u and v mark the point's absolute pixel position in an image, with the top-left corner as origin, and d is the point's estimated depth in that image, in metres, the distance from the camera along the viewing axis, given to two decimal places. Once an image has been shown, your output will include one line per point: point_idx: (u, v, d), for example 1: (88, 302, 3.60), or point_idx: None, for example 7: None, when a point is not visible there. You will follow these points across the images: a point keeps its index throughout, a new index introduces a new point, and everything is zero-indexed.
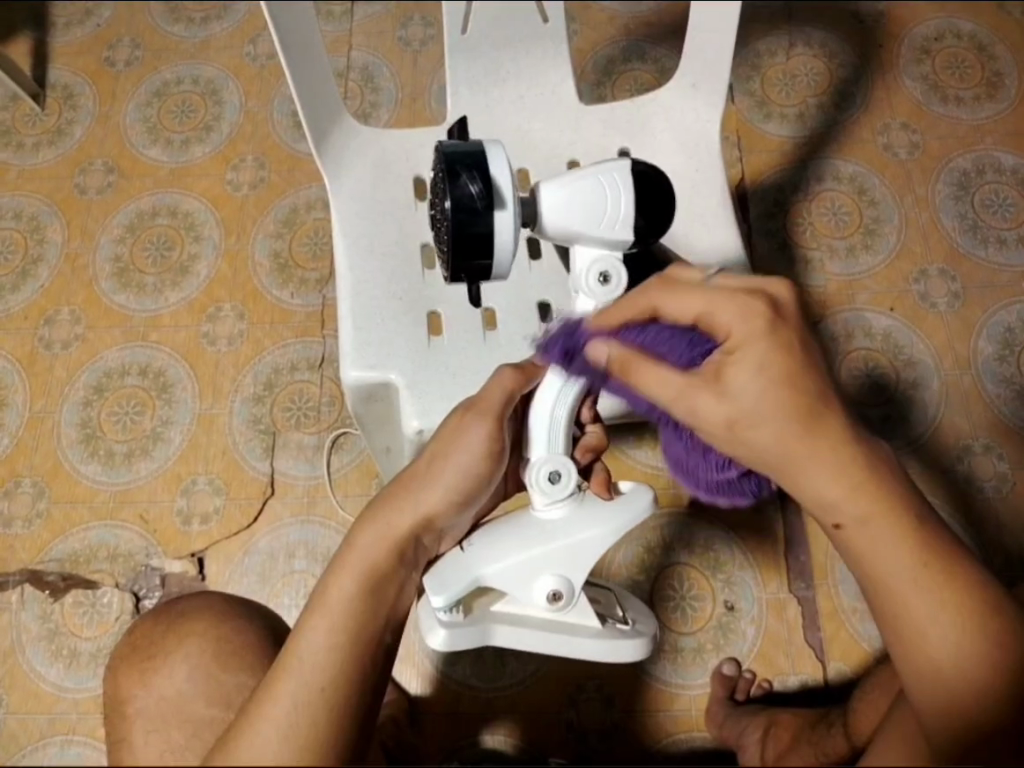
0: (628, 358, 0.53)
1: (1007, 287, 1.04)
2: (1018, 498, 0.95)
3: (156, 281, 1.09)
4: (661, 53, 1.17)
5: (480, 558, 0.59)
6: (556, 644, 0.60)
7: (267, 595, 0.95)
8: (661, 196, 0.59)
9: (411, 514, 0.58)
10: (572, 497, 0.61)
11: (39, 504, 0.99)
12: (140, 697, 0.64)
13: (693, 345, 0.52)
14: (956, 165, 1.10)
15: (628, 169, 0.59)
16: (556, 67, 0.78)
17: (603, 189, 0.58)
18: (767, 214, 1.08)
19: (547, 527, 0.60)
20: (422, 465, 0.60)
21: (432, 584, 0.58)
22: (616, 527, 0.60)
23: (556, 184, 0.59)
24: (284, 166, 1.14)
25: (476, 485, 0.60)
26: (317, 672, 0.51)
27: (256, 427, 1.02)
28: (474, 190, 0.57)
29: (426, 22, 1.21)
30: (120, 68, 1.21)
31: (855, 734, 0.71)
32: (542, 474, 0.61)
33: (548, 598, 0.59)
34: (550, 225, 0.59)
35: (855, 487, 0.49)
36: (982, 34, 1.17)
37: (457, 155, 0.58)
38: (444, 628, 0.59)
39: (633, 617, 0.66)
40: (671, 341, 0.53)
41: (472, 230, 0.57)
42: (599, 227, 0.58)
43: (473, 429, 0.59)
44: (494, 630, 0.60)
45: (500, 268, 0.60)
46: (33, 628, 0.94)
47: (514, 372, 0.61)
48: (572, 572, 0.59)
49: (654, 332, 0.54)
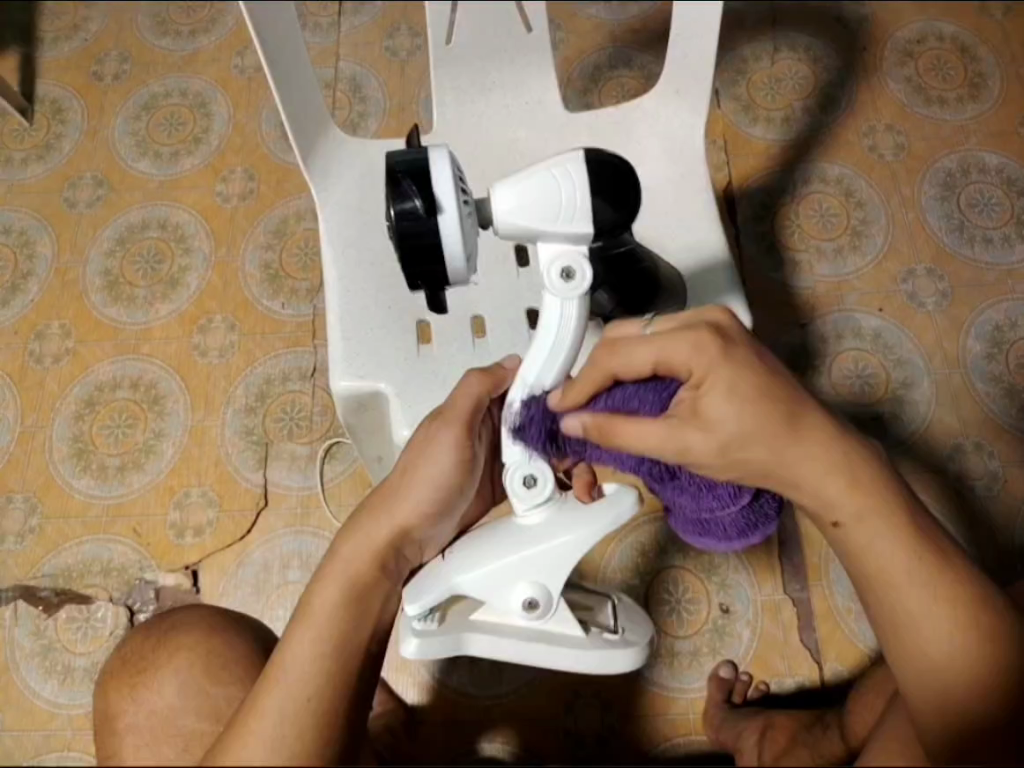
0: (606, 421, 0.51)
1: (995, 285, 1.04)
2: (1011, 495, 0.95)
3: (146, 294, 1.09)
4: (647, 60, 1.17)
5: (457, 567, 0.58)
6: (533, 653, 0.58)
7: (262, 607, 0.95)
8: (623, 183, 0.56)
9: (387, 524, 0.58)
10: (552, 502, 0.58)
11: (32, 520, 0.99)
12: (131, 713, 0.64)
13: (660, 390, 0.53)
14: (941, 165, 1.10)
15: (587, 157, 0.56)
16: (540, 76, 0.78)
17: (557, 183, 0.55)
18: (755, 217, 1.09)
19: (528, 535, 0.57)
20: (396, 477, 0.59)
21: (410, 594, 0.58)
22: (595, 531, 0.56)
23: (506, 186, 0.56)
24: (274, 177, 1.14)
25: (449, 494, 0.59)
26: (301, 687, 0.51)
27: (249, 439, 1.02)
28: (418, 204, 0.55)
29: (412, 33, 1.21)
30: (108, 82, 1.21)
31: (851, 736, 0.72)
32: (517, 480, 0.58)
33: (522, 606, 0.57)
34: (504, 225, 0.57)
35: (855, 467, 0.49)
36: (964, 36, 1.18)
37: (399, 164, 0.56)
38: (416, 638, 0.59)
39: (623, 626, 0.64)
40: (638, 394, 0.53)
41: (422, 242, 0.55)
42: (559, 223, 0.56)
43: (440, 437, 0.59)
44: (469, 640, 0.58)
45: (458, 275, 0.58)
46: (26, 645, 0.94)
47: (483, 376, 0.60)
48: (548, 579, 0.57)
49: (622, 393, 0.54)
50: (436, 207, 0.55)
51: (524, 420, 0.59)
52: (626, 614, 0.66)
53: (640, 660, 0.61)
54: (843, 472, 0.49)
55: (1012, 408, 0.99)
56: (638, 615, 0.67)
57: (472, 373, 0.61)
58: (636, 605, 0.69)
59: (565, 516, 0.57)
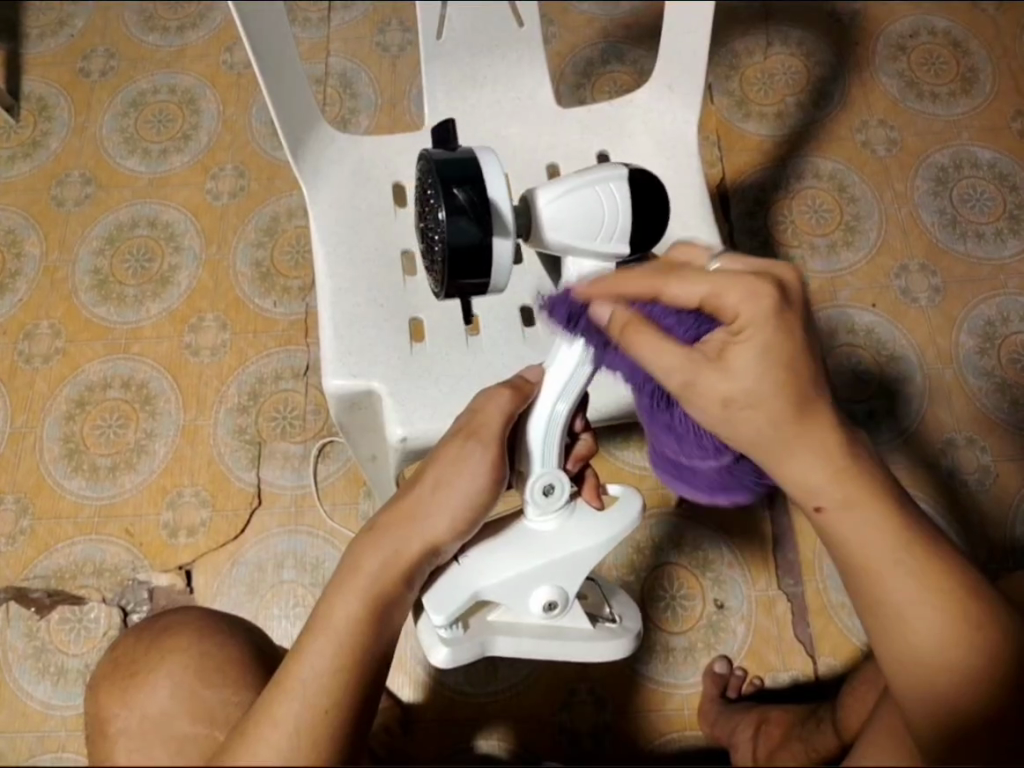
0: (633, 322, 0.50)
1: (987, 281, 1.05)
2: (1003, 490, 0.96)
3: (137, 292, 1.08)
4: (639, 55, 1.17)
5: (479, 574, 0.60)
6: (547, 647, 0.63)
7: (256, 607, 0.95)
8: (657, 206, 0.56)
9: (416, 541, 0.58)
10: (566, 511, 0.62)
11: (23, 521, 0.98)
12: (122, 717, 0.63)
13: (700, 323, 0.49)
14: (934, 160, 1.10)
15: (629, 175, 0.55)
16: (532, 73, 0.78)
17: (600, 200, 0.54)
18: (749, 212, 1.09)
19: (547, 542, 0.61)
20: (426, 494, 0.59)
21: (433, 603, 0.59)
22: (611, 535, 0.62)
23: (551, 196, 0.54)
24: (265, 174, 1.13)
25: (478, 510, 0.60)
26: (319, 698, 0.51)
27: (241, 438, 1.01)
28: (462, 199, 0.53)
29: (403, 27, 1.21)
30: (95, 78, 1.20)
31: (843, 729, 0.72)
32: (537, 490, 0.60)
33: (542, 607, 0.62)
34: (547, 238, 0.55)
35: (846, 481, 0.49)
36: (956, 30, 1.18)
37: (448, 165, 0.55)
38: (447, 645, 0.60)
39: (618, 612, 0.69)
40: (679, 315, 0.50)
41: (463, 246, 0.54)
42: (597, 240, 0.55)
43: (473, 456, 0.59)
44: (494, 641, 0.62)
45: (497, 279, 0.57)
46: (18, 646, 0.93)
47: (512, 393, 0.59)
48: (567, 582, 0.62)
49: (660, 309, 0.50)
50: (485, 213, 0.54)
51: (545, 430, 0.59)
52: (618, 601, 0.71)
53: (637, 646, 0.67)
54: (829, 487, 0.49)
55: (1005, 402, 0.99)
56: (627, 597, 0.72)
57: (500, 389, 0.60)
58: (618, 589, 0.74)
59: (577, 522, 0.62)
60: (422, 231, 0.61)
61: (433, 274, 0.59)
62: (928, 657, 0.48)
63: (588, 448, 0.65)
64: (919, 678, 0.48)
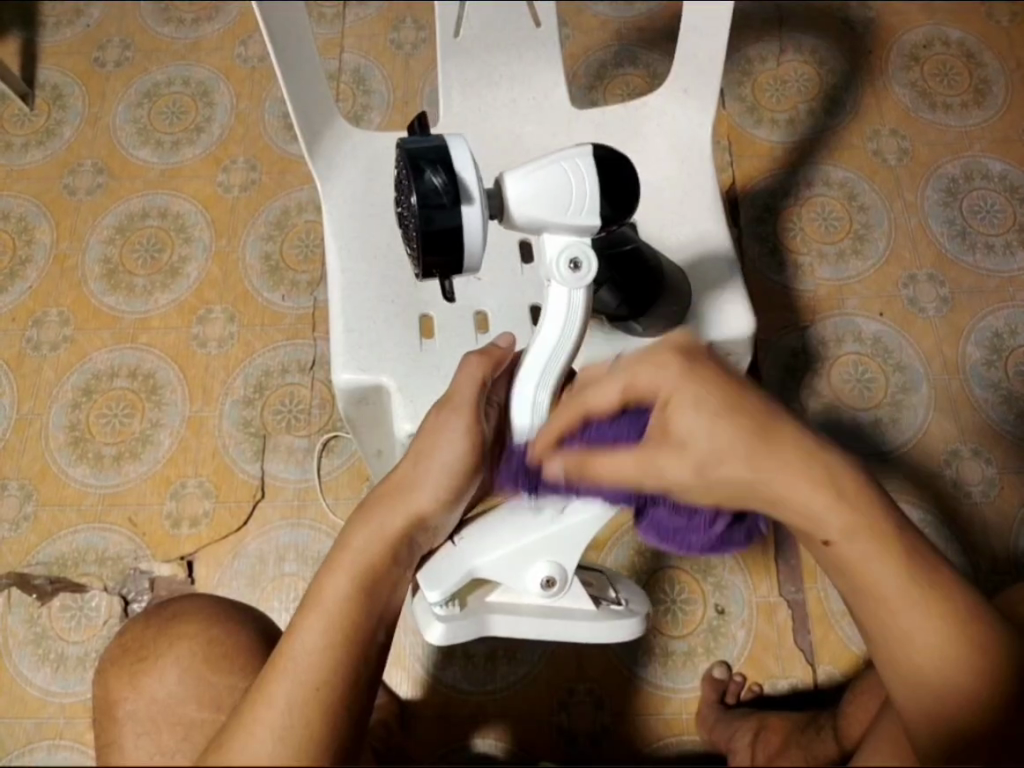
0: (584, 457, 0.54)
1: (995, 292, 1.05)
2: (1006, 502, 0.96)
3: (145, 283, 1.09)
4: (653, 59, 1.17)
5: (472, 552, 0.61)
6: (548, 628, 0.63)
7: (257, 599, 0.95)
8: (626, 181, 0.57)
9: (401, 514, 0.58)
10: (559, 486, 0.60)
11: (27, 508, 0.98)
12: (130, 700, 0.64)
13: (633, 418, 0.54)
14: (944, 170, 1.11)
15: (595, 152, 0.56)
16: (548, 72, 0.78)
17: (568, 177, 0.55)
18: (758, 218, 1.09)
19: (540, 518, 0.61)
20: (409, 467, 0.60)
21: (427, 580, 0.61)
22: (605, 514, 0.60)
23: (519, 176, 0.55)
24: (276, 169, 1.13)
25: (464, 479, 0.60)
26: (310, 674, 0.51)
27: (246, 430, 1.01)
28: (437, 181, 0.55)
29: (417, 25, 1.21)
30: (110, 69, 1.20)
31: (843, 737, 0.72)
32: (525, 463, 0.59)
33: (539, 585, 0.62)
34: (520, 215, 0.56)
35: (842, 510, 0.49)
36: (969, 42, 1.18)
37: (417, 149, 0.56)
38: (441, 622, 0.61)
39: (627, 598, 0.68)
40: (614, 427, 0.54)
41: (438, 224, 0.54)
42: (570, 213, 0.55)
43: (451, 424, 0.60)
44: (492, 619, 0.63)
45: (471, 261, 0.57)
46: (19, 633, 0.93)
47: (481, 360, 0.62)
48: (564, 558, 0.62)
49: (596, 427, 0.55)
50: (456, 191, 0.55)
51: (531, 394, 0.60)
52: (629, 590, 0.70)
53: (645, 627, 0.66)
54: (832, 512, 0.49)
55: (1010, 414, 0.99)
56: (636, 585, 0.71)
57: (468, 358, 0.62)
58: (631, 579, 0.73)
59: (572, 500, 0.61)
60: (398, 218, 0.61)
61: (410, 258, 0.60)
62: (935, 679, 0.48)
63: None
64: (919, 692, 0.48)
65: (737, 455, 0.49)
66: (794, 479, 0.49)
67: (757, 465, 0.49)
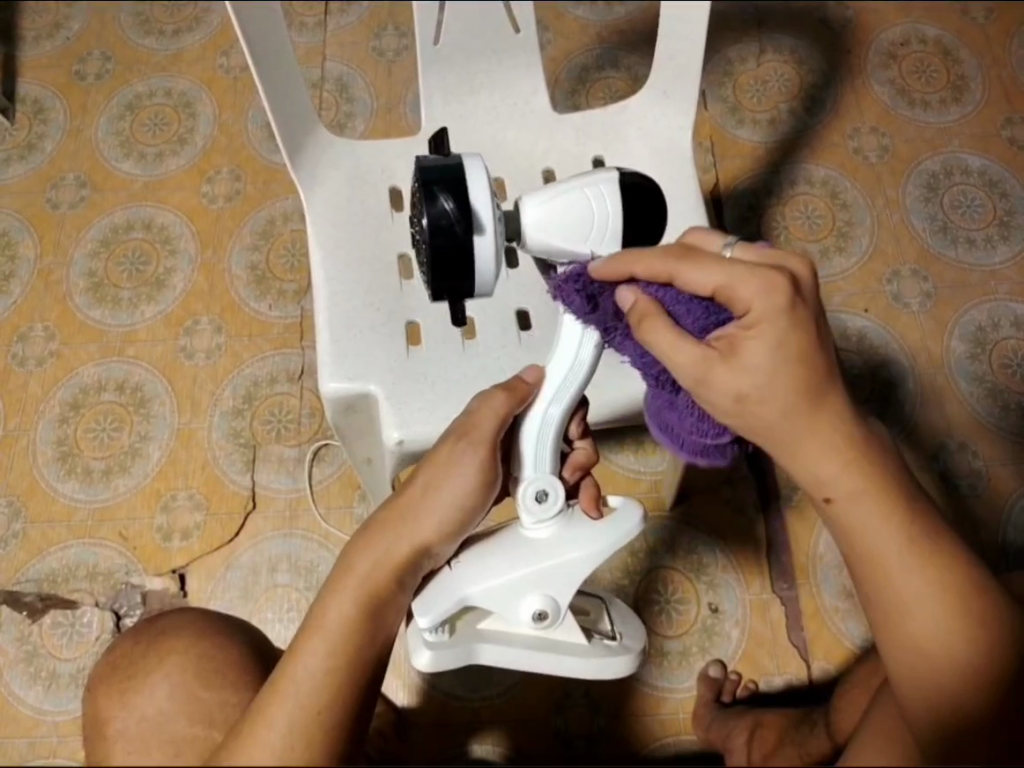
0: (650, 312, 0.52)
1: (978, 286, 1.06)
2: (994, 494, 0.96)
3: (131, 296, 1.08)
4: (634, 61, 1.18)
5: (464, 579, 0.60)
6: (538, 662, 0.61)
7: (251, 610, 0.95)
8: (652, 207, 0.58)
9: (409, 542, 0.59)
10: (562, 516, 0.62)
11: (15, 525, 0.98)
12: (121, 718, 0.63)
13: (710, 312, 0.52)
14: (924, 167, 1.11)
15: (621, 178, 0.57)
16: (529, 78, 0.78)
17: (590, 202, 0.57)
18: (742, 217, 1.09)
19: (538, 547, 0.61)
20: (416, 495, 0.60)
21: (419, 607, 0.60)
22: (602, 546, 0.60)
23: (540, 202, 0.57)
24: (260, 178, 1.13)
25: (465, 512, 0.61)
26: (314, 698, 0.51)
27: (235, 441, 1.01)
28: (449, 208, 0.56)
29: (399, 33, 1.21)
30: (91, 81, 1.20)
31: (837, 733, 0.72)
32: (529, 493, 0.61)
33: (532, 616, 0.60)
34: (535, 241, 0.58)
35: (853, 472, 0.50)
36: (947, 39, 1.19)
37: (432, 169, 0.57)
38: (430, 649, 0.60)
39: (622, 630, 0.65)
40: (689, 306, 0.52)
41: (450, 250, 0.56)
42: (586, 243, 0.57)
43: (463, 457, 0.60)
44: (481, 649, 0.61)
45: (482, 285, 0.59)
46: (10, 651, 0.93)
47: (506, 394, 0.61)
48: (557, 591, 0.60)
49: (675, 295, 0.53)
50: (470, 216, 0.56)
51: (538, 432, 0.62)
52: (624, 617, 0.67)
53: (639, 666, 0.63)
54: (843, 479, 0.50)
55: (995, 407, 1.00)
56: (631, 611, 0.68)
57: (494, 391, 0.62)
58: (621, 601, 0.69)
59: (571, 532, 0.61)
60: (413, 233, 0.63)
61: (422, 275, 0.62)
62: (937, 660, 0.49)
63: (586, 457, 0.69)
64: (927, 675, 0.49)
65: (776, 401, 0.49)
66: (817, 435, 0.50)
67: (791, 418, 0.50)
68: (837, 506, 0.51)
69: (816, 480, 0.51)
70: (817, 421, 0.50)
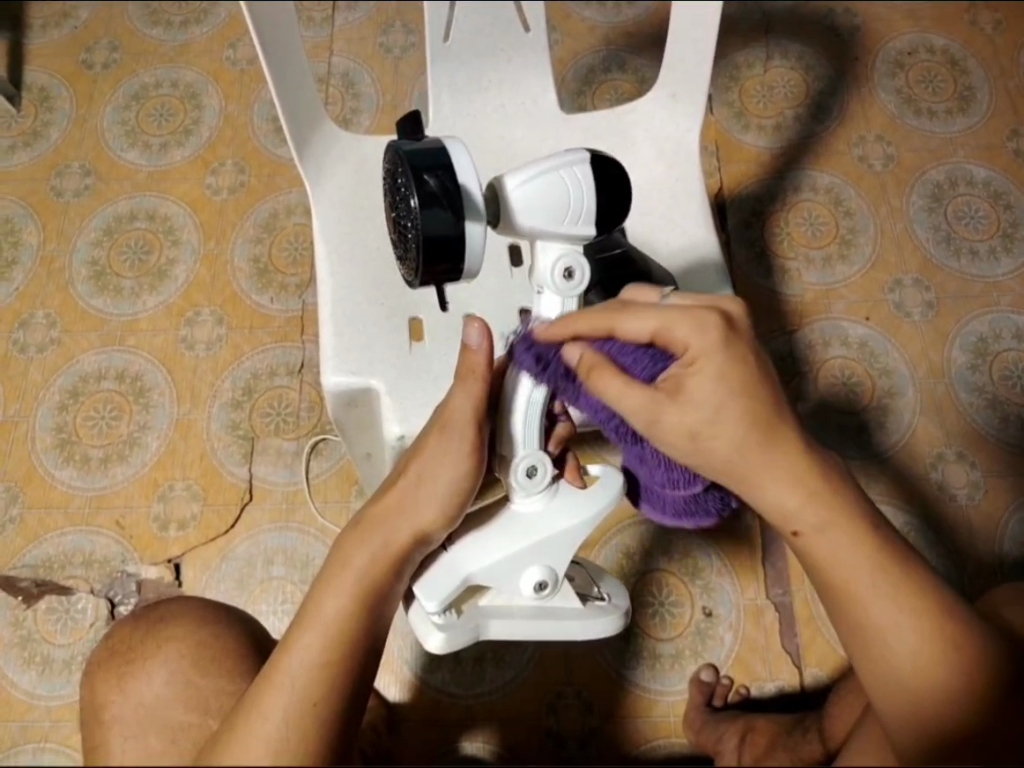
0: (597, 365, 0.52)
1: (980, 297, 1.06)
2: (991, 505, 0.97)
3: (133, 285, 1.08)
4: (641, 64, 1.18)
5: (465, 558, 0.61)
6: (544, 628, 0.64)
7: (246, 601, 0.95)
8: (620, 189, 0.58)
9: (410, 527, 0.59)
10: (548, 492, 0.63)
11: (12, 510, 0.98)
12: (118, 703, 0.63)
13: (654, 358, 0.52)
14: (930, 177, 1.12)
15: (591, 157, 0.56)
16: (538, 77, 0.78)
17: (566, 183, 0.55)
18: (746, 223, 1.10)
19: (533, 522, 0.62)
20: (410, 485, 0.60)
21: (423, 591, 0.61)
22: (592, 514, 0.63)
23: (519, 181, 0.55)
24: (265, 171, 1.13)
25: (462, 495, 0.60)
26: (309, 690, 0.52)
27: (234, 433, 1.01)
28: (434, 187, 0.53)
29: (407, 29, 1.21)
30: (97, 70, 1.20)
31: (829, 739, 0.72)
32: (521, 471, 0.61)
33: (533, 587, 0.62)
34: (519, 222, 0.56)
35: (814, 504, 0.51)
36: (954, 49, 1.19)
37: (417, 153, 0.54)
38: (440, 631, 0.62)
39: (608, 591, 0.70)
40: (635, 354, 0.53)
41: (437, 230, 0.54)
42: (564, 224, 0.56)
43: (455, 440, 0.59)
44: (489, 624, 0.63)
45: (469, 267, 0.57)
46: (5, 636, 0.93)
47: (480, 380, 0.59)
48: (556, 560, 0.63)
49: (618, 347, 0.53)
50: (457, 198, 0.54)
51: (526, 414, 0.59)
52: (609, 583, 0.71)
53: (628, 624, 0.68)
54: (804, 510, 0.51)
55: (995, 418, 1.00)
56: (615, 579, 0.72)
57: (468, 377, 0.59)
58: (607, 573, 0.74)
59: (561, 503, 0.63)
60: (392, 221, 0.60)
61: (404, 260, 0.59)
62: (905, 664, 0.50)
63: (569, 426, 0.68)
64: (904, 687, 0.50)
65: (727, 433, 0.50)
66: (777, 474, 0.51)
67: (743, 451, 0.50)
68: (805, 539, 0.52)
69: (783, 510, 0.52)
70: (771, 455, 0.51)
